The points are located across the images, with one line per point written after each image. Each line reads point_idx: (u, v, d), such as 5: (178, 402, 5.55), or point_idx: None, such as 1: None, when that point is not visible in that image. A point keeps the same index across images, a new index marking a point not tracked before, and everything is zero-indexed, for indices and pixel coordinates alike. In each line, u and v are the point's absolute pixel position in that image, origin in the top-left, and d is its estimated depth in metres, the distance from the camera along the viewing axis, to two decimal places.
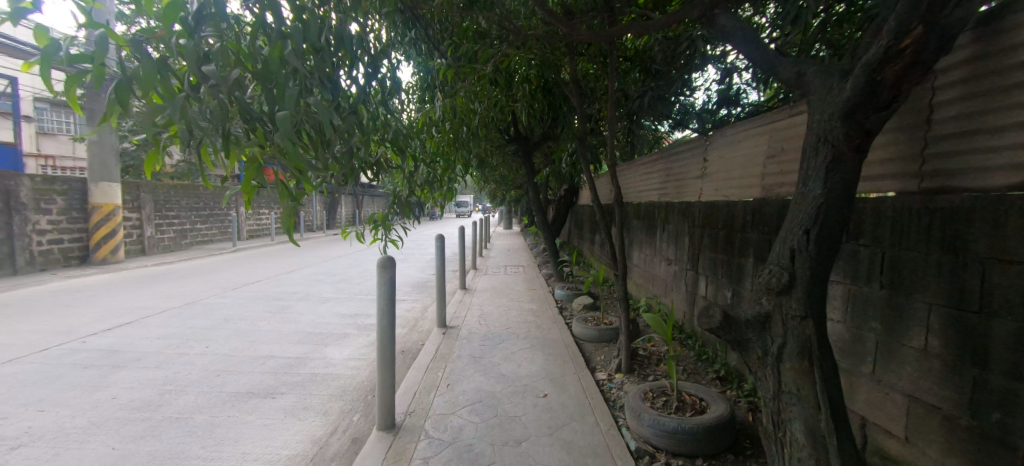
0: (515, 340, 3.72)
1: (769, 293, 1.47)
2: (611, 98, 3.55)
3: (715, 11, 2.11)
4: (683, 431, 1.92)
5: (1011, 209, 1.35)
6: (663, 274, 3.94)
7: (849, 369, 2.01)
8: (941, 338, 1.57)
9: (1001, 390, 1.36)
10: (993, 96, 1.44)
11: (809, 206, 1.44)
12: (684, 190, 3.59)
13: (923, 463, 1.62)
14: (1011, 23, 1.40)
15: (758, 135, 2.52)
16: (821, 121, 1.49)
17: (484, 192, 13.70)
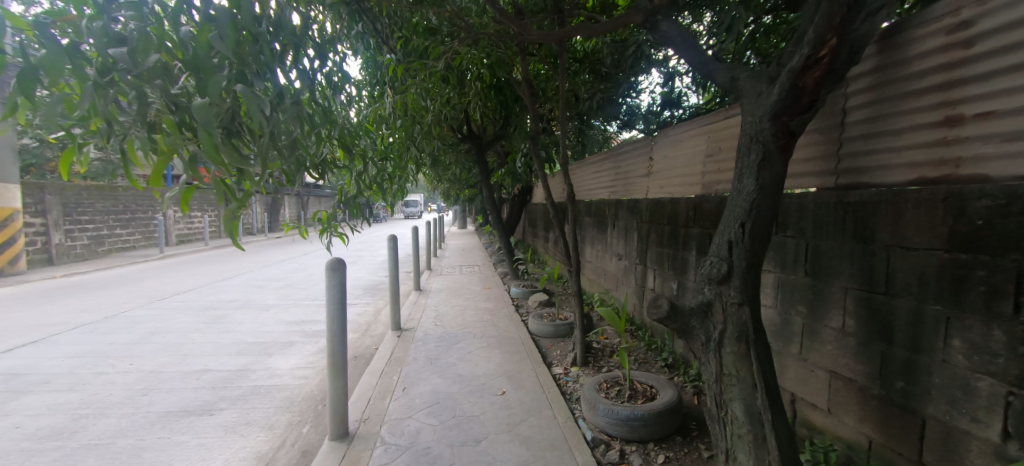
0: (471, 340, 3.69)
1: (710, 283, 1.57)
2: (563, 98, 3.61)
3: (657, 17, 2.22)
4: (635, 418, 2.01)
5: (908, 202, 1.54)
6: (614, 269, 4.09)
7: (780, 350, 2.19)
8: (855, 317, 1.75)
9: (903, 361, 1.55)
10: (892, 102, 1.64)
11: (744, 201, 1.55)
12: (632, 187, 3.74)
13: (843, 431, 1.81)
14: (908, 38, 1.60)
15: (698, 135, 2.68)
16: (753, 122, 1.61)
17: (438, 192, 13.50)
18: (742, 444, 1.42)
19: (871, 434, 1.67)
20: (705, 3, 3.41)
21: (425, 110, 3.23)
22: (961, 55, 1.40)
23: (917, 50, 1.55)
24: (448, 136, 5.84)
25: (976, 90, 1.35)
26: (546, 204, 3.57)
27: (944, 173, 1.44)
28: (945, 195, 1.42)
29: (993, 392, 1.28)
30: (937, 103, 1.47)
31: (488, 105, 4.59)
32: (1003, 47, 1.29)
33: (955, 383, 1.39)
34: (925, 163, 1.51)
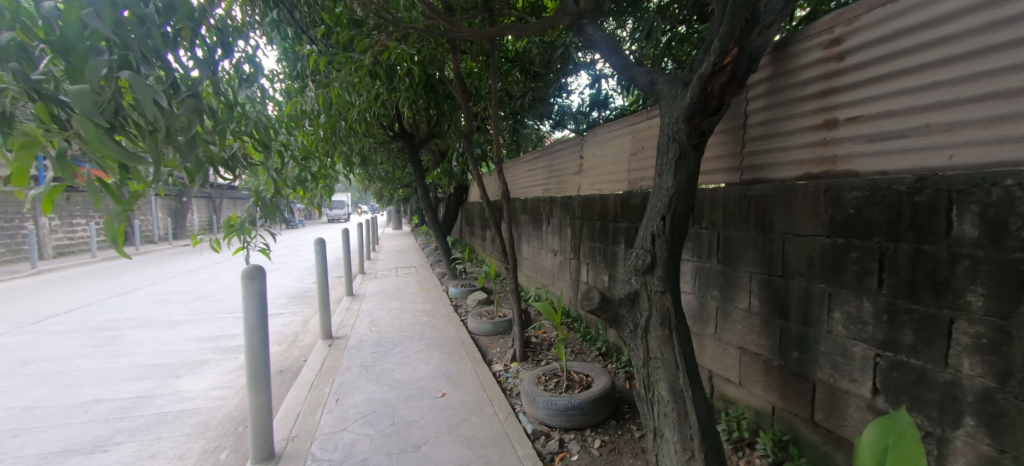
0: (409, 343, 3.58)
1: (636, 273, 1.67)
2: (496, 98, 3.63)
3: (583, 21, 2.31)
4: (572, 407, 2.08)
5: (797, 195, 1.76)
6: (550, 264, 4.19)
7: (698, 332, 2.39)
8: (759, 298, 1.96)
9: (798, 334, 1.77)
10: (783, 107, 1.86)
11: (664, 197, 1.68)
12: (565, 185, 3.87)
13: (752, 400, 2.02)
14: (795, 51, 1.82)
15: (623, 135, 2.83)
16: (671, 123, 1.74)
17: (370, 192, 12.93)
18: (668, 421, 1.52)
19: (774, 400, 1.89)
20: (627, 11, 3.62)
21: (351, 105, 3.07)
22: (835, 68, 1.64)
23: (802, 62, 1.78)
24: (379, 133, 5.60)
25: (847, 98, 1.59)
26: (483, 202, 3.57)
27: (825, 169, 1.67)
28: (825, 189, 1.64)
29: (866, 354, 1.52)
30: (818, 109, 1.71)
31: (420, 102, 4.47)
32: (866, 62, 1.52)
33: (837, 350, 1.62)
34: (809, 161, 1.74)
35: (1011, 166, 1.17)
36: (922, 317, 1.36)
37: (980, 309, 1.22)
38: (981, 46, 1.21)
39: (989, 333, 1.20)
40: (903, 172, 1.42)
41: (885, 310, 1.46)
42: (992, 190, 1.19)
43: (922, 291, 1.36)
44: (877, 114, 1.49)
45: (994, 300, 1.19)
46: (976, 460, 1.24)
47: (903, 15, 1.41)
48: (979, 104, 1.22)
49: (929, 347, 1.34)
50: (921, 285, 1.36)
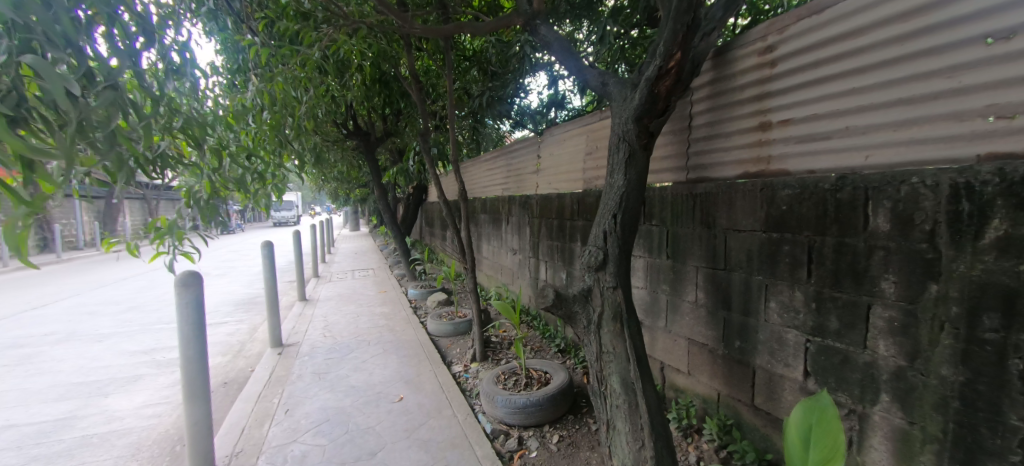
0: (365, 348, 3.47)
1: (589, 270, 1.71)
2: (452, 96, 3.59)
3: (536, 21, 2.33)
4: (531, 404, 2.10)
5: (737, 192, 1.86)
6: (510, 263, 4.21)
7: (650, 325, 2.47)
8: (705, 291, 2.06)
9: (739, 324, 1.88)
10: (724, 109, 1.97)
11: (615, 196, 1.73)
12: (523, 184, 3.89)
13: (699, 389, 2.12)
14: (733, 57, 1.93)
15: (578, 135, 2.89)
16: (621, 124, 1.79)
17: (325, 192, 12.43)
18: (620, 413, 1.57)
19: (719, 387, 1.99)
20: (582, 14, 3.72)
21: (298, 101, 2.93)
22: (770, 73, 1.75)
23: (740, 67, 1.89)
24: (332, 131, 5.40)
25: (780, 102, 1.71)
26: (440, 202, 3.53)
27: (761, 169, 1.79)
28: (761, 187, 1.75)
29: (798, 340, 1.63)
30: (755, 112, 1.82)
31: (374, 99, 4.35)
32: (796, 68, 1.64)
33: (773, 337, 1.73)
34: (748, 161, 1.85)
35: (917, 166, 1.30)
36: (845, 304, 1.48)
37: (893, 295, 1.35)
38: (892, 57, 1.34)
39: (900, 316, 1.33)
40: (827, 171, 1.55)
41: (814, 298, 1.57)
42: (901, 187, 1.32)
43: (844, 280, 1.48)
44: (805, 117, 1.61)
45: (904, 286, 1.32)
46: (891, 433, 1.37)
47: (827, 26, 1.53)
48: (891, 109, 1.35)
49: (851, 331, 1.46)
50: (843, 275, 1.48)
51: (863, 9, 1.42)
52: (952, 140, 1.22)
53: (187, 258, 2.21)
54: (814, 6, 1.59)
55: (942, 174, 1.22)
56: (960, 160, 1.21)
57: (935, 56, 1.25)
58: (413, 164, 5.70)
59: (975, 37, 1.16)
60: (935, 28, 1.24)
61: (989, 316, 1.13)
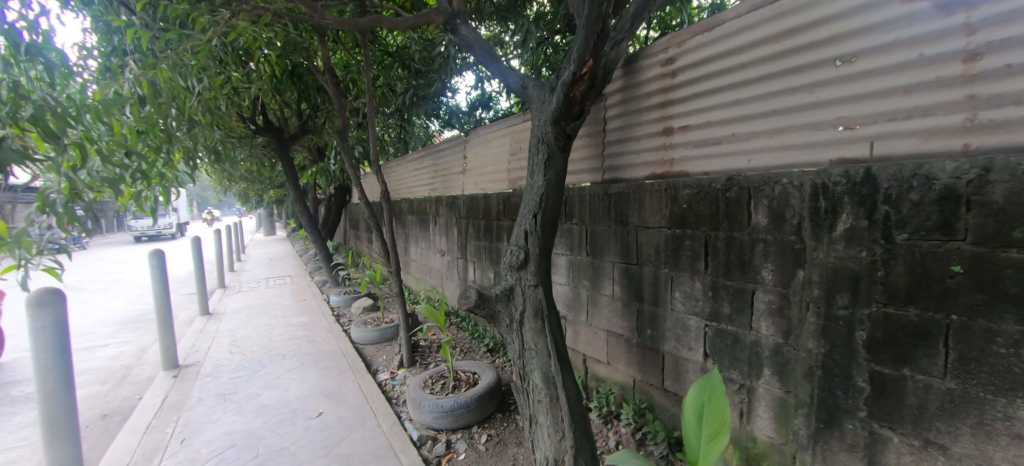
0: (280, 362, 3.20)
1: (512, 269, 1.75)
2: (371, 93, 3.44)
3: (456, 21, 2.30)
4: (458, 406, 2.08)
5: (646, 192, 2.00)
6: (438, 265, 4.13)
7: (572, 319, 2.56)
8: (620, 285, 2.19)
9: (650, 314, 2.02)
10: (634, 114, 2.11)
11: (535, 197, 1.78)
12: (450, 184, 3.84)
13: (616, 376, 2.24)
14: (640, 65, 2.08)
15: (503, 135, 2.92)
16: (540, 126, 1.85)
17: (232, 194, 11.23)
18: (541, 407, 1.61)
19: (634, 374, 2.13)
20: (507, 16, 3.78)
21: (189, 92, 2.61)
22: (671, 83, 1.91)
23: (646, 76, 2.04)
24: (236, 126, 4.90)
25: (680, 109, 1.87)
26: (362, 203, 3.36)
27: (666, 170, 1.94)
28: (666, 187, 1.91)
29: (698, 326, 1.80)
30: (660, 118, 1.97)
31: (285, 93, 4.02)
32: (693, 78, 1.81)
33: (678, 324, 1.89)
34: (655, 163, 2.00)
35: (786, 168, 1.51)
36: (734, 291, 1.66)
37: (770, 281, 1.54)
38: (767, 73, 1.55)
39: (776, 299, 1.53)
40: (718, 172, 1.73)
41: (710, 287, 1.75)
42: (775, 187, 1.51)
43: (733, 270, 1.66)
44: (701, 124, 1.79)
45: (779, 273, 1.51)
46: (772, 402, 1.57)
47: (716, 42, 1.71)
48: (767, 119, 1.55)
49: (740, 315, 1.65)
50: (732, 265, 1.66)
51: (744, 29, 1.62)
52: (812, 146, 1.43)
53: (49, 273, 1.80)
54: (705, 24, 1.77)
55: (805, 176, 1.43)
56: (818, 164, 1.43)
57: (798, 74, 1.46)
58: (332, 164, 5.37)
59: (829, 59, 1.38)
60: (799, 49, 1.45)
61: (841, 295, 1.34)
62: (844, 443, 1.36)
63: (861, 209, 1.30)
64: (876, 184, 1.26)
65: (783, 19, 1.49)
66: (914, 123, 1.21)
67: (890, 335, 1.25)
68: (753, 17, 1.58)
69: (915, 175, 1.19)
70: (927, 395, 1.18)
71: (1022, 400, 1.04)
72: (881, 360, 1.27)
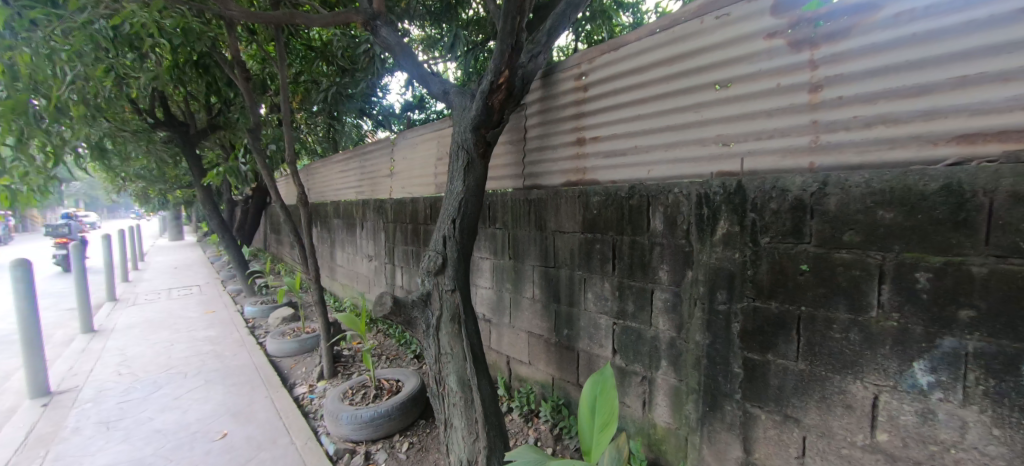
0: (182, 381, 2.90)
1: (429, 275, 1.76)
2: (287, 90, 3.27)
3: (377, 22, 2.27)
4: (378, 416, 2.04)
5: (562, 198, 2.10)
6: (366, 270, 3.99)
7: (496, 322, 2.61)
8: (539, 287, 2.28)
9: (566, 314, 2.13)
10: (551, 124, 2.21)
11: (454, 202, 1.81)
12: (378, 188, 3.74)
13: (537, 376, 2.32)
14: (556, 77, 2.18)
15: (430, 140, 2.92)
16: (460, 133, 1.88)
17: (127, 194, 9.92)
18: (456, 411, 1.63)
19: (553, 373, 2.22)
20: (441, 19, 3.84)
21: (58, 78, 2.28)
22: (584, 96, 2.04)
23: (561, 88, 2.16)
24: (130, 118, 4.41)
25: (592, 121, 2.00)
26: (278, 206, 3.20)
27: (579, 178, 2.07)
28: (578, 193, 2.02)
29: (608, 324, 1.93)
30: (574, 128, 2.09)
31: (186, 83, 3.68)
32: (602, 93, 1.95)
33: (590, 323, 2.01)
34: (570, 171, 2.12)
35: (678, 179, 1.68)
36: (637, 290, 1.81)
37: (666, 281, 1.70)
38: (661, 92, 1.72)
39: (671, 297, 1.69)
40: (623, 181, 1.88)
41: (617, 288, 1.88)
42: (669, 195, 1.67)
43: (635, 271, 1.80)
44: (609, 135, 1.93)
45: (672, 274, 1.68)
46: (668, 391, 1.73)
47: (621, 61, 1.86)
48: (662, 133, 1.73)
49: (641, 312, 1.79)
50: (635, 267, 1.81)
51: (644, 51, 1.78)
52: (698, 159, 1.62)
53: None
54: (611, 43, 1.91)
55: (692, 187, 1.60)
56: (702, 175, 1.61)
57: (686, 95, 1.64)
58: (245, 163, 4.97)
59: (711, 83, 1.56)
60: (688, 72, 1.63)
61: (720, 292, 1.52)
62: (724, 423, 1.53)
63: (734, 216, 1.48)
64: (745, 194, 1.45)
65: (674, 45, 1.67)
66: (775, 142, 1.42)
67: (758, 326, 1.44)
68: (651, 41, 1.75)
69: (773, 187, 1.39)
70: (785, 376, 1.38)
71: (851, 376, 1.24)
72: (751, 348, 1.46)
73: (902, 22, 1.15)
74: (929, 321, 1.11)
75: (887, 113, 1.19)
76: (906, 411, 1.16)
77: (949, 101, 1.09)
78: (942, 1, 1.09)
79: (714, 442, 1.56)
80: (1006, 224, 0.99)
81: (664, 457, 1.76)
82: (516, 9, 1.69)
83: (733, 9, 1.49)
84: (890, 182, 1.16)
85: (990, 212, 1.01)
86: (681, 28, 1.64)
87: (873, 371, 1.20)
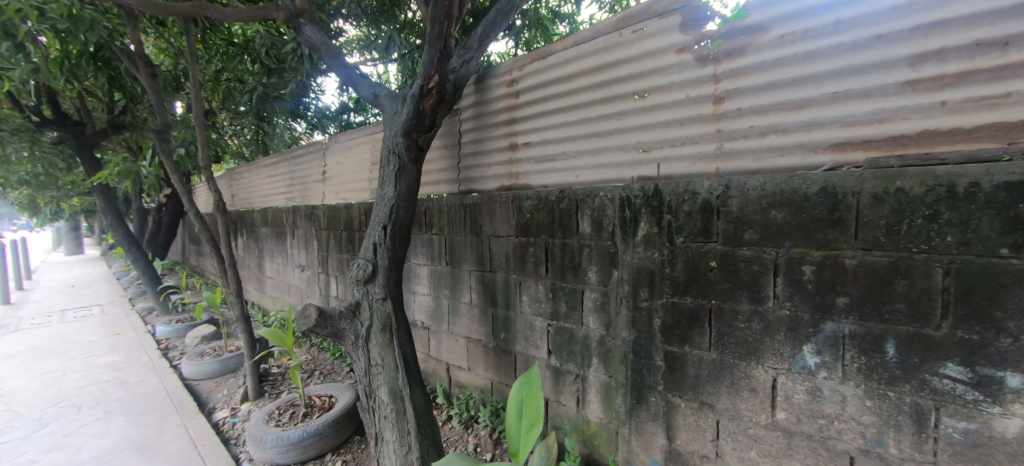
0: (76, 415, 2.56)
1: (359, 284, 1.71)
2: (201, 89, 3.02)
3: (300, 20, 2.16)
4: (307, 436, 1.93)
5: (497, 202, 2.12)
6: (298, 281, 3.77)
7: (435, 329, 2.57)
8: (476, 292, 2.27)
9: (503, 318, 2.14)
10: (485, 130, 2.23)
11: (385, 208, 1.76)
12: (309, 193, 3.55)
13: (476, 381, 2.31)
14: (489, 83, 2.20)
15: (363, 144, 2.84)
16: (390, 137, 1.84)
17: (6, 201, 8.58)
18: (388, 423, 1.60)
19: (492, 377, 2.22)
20: (378, 19, 3.74)
21: None
22: (515, 103, 2.08)
23: (494, 93, 2.18)
24: (8, 115, 3.85)
25: (523, 127, 2.05)
26: (192, 215, 2.96)
27: (512, 182, 2.10)
28: (512, 198, 2.05)
29: (543, 325, 1.97)
30: (507, 134, 2.12)
31: (79, 77, 3.28)
32: (532, 100, 2.00)
33: (526, 325, 2.04)
34: (503, 175, 2.15)
35: (603, 183, 1.76)
36: (569, 291, 1.86)
37: (595, 281, 1.77)
38: (587, 100, 1.80)
39: (600, 296, 1.76)
40: (554, 186, 1.93)
41: (550, 289, 1.93)
42: (595, 199, 1.75)
43: (567, 273, 1.86)
44: (540, 141, 1.98)
45: (600, 274, 1.75)
46: (599, 387, 1.79)
47: (549, 69, 1.93)
48: (588, 140, 1.80)
49: (573, 312, 1.85)
50: (566, 269, 1.86)
51: (570, 60, 1.85)
52: (621, 165, 1.71)
53: None
54: (540, 52, 1.96)
55: (616, 191, 1.68)
56: (625, 180, 1.70)
57: (609, 103, 1.72)
58: (150, 165, 4.48)
59: (630, 92, 1.66)
60: (609, 82, 1.72)
61: (643, 289, 1.61)
62: (650, 413, 1.62)
63: (653, 217, 1.58)
64: (661, 197, 1.55)
65: (598, 55, 1.75)
66: (686, 149, 1.53)
67: (676, 320, 1.54)
68: (576, 51, 1.82)
69: (686, 191, 1.49)
70: (700, 366, 1.48)
71: (754, 362, 1.36)
72: (671, 341, 1.55)
73: (786, 44, 1.29)
74: (813, 309, 1.25)
75: (777, 123, 1.33)
76: (799, 390, 1.29)
77: (825, 113, 1.24)
78: (817, 26, 1.24)
79: (641, 433, 1.65)
80: (870, 221, 1.14)
81: (598, 452, 1.82)
82: (444, 14, 1.68)
83: (647, 24, 1.60)
84: (779, 185, 1.30)
85: (857, 211, 1.15)
86: (603, 41, 1.73)
87: (772, 356, 1.33)
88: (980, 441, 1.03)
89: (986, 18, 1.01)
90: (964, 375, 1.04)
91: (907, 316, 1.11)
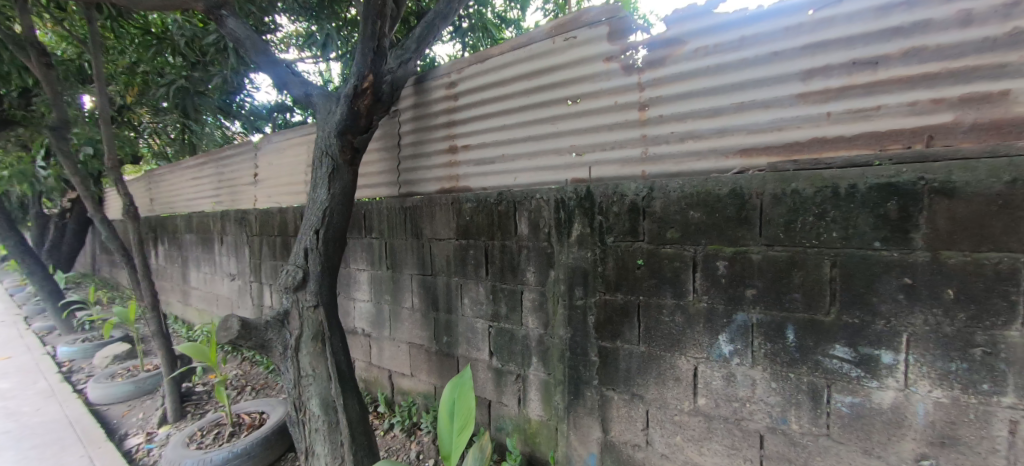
0: None
1: (287, 291, 1.63)
2: (107, 82, 2.74)
3: (222, 12, 2.04)
4: (232, 457, 1.81)
5: (437, 204, 2.10)
6: (227, 291, 3.51)
7: (377, 336, 2.50)
8: (418, 296, 2.24)
9: (445, 321, 2.13)
10: (424, 132, 2.21)
11: (317, 212, 1.69)
12: (240, 197, 3.33)
13: (419, 387, 2.27)
14: (428, 85, 2.19)
15: (298, 144, 2.71)
16: (324, 138, 1.77)
17: None
18: (320, 436, 1.54)
19: (435, 382, 2.19)
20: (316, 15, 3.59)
21: None
22: (454, 105, 2.08)
23: (433, 95, 2.16)
24: None
25: (462, 129, 2.05)
26: (98, 221, 2.67)
27: (452, 185, 2.10)
28: (452, 200, 2.05)
29: (484, 327, 1.98)
30: (447, 136, 2.12)
31: None
32: (470, 103, 2.01)
33: (468, 328, 2.04)
34: (443, 178, 2.14)
35: (539, 186, 1.80)
36: (508, 292, 1.89)
37: (533, 281, 1.81)
38: (523, 104, 1.84)
39: (538, 296, 1.80)
40: (493, 188, 1.95)
41: (491, 291, 1.94)
42: (532, 201, 1.78)
43: (507, 274, 1.88)
44: (479, 143, 1.99)
45: (538, 274, 1.79)
46: (539, 385, 1.83)
47: (486, 74, 1.95)
48: (525, 143, 1.84)
49: (513, 313, 1.88)
50: (505, 270, 1.89)
51: (507, 65, 1.88)
52: (556, 167, 1.76)
53: None
54: (478, 56, 1.98)
55: (551, 193, 1.73)
56: (560, 182, 1.75)
57: (544, 108, 1.77)
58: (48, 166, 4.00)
59: (563, 98, 1.72)
60: (544, 87, 1.77)
61: (577, 288, 1.67)
62: (586, 408, 1.68)
63: (586, 219, 1.64)
64: (593, 199, 1.61)
65: (533, 60, 1.80)
66: (615, 153, 1.61)
67: (608, 316, 1.61)
68: (512, 56, 1.86)
69: (615, 192, 1.56)
70: (630, 359, 1.56)
71: (678, 352, 1.46)
72: (604, 337, 1.62)
73: (699, 56, 1.40)
74: (725, 301, 1.36)
75: (694, 130, 1.43)
76: (716, 377, 1.39)
77: (734, 121, 1.36)
78: (725, 41, 1.35)
79: (578, 427, 1.71)
80: (771, 220, 1.26)
81: (538, 449, 1.86)
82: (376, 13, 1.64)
83: (578, 33, 1.66)
84: (694, 188, 1.40)
85: (761, 210, 1.27)
86: (537, 47, 1.78)
87: (692, 346, 1.43)
88: (862, 412, 1.16)
89: (860, 40, 1.14)
90: (849, 354, 1.17)
91: (804, 304, 1.23)
